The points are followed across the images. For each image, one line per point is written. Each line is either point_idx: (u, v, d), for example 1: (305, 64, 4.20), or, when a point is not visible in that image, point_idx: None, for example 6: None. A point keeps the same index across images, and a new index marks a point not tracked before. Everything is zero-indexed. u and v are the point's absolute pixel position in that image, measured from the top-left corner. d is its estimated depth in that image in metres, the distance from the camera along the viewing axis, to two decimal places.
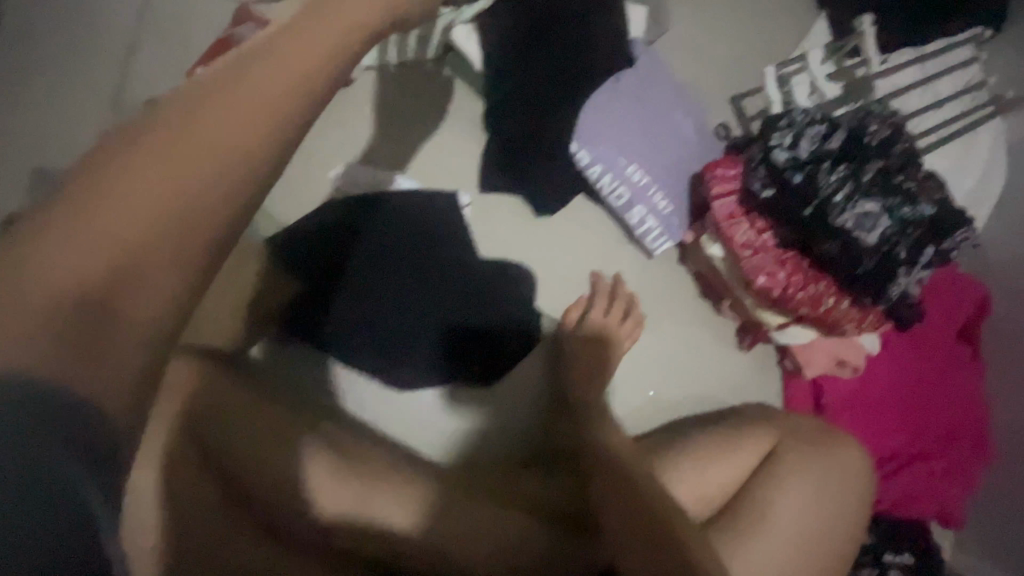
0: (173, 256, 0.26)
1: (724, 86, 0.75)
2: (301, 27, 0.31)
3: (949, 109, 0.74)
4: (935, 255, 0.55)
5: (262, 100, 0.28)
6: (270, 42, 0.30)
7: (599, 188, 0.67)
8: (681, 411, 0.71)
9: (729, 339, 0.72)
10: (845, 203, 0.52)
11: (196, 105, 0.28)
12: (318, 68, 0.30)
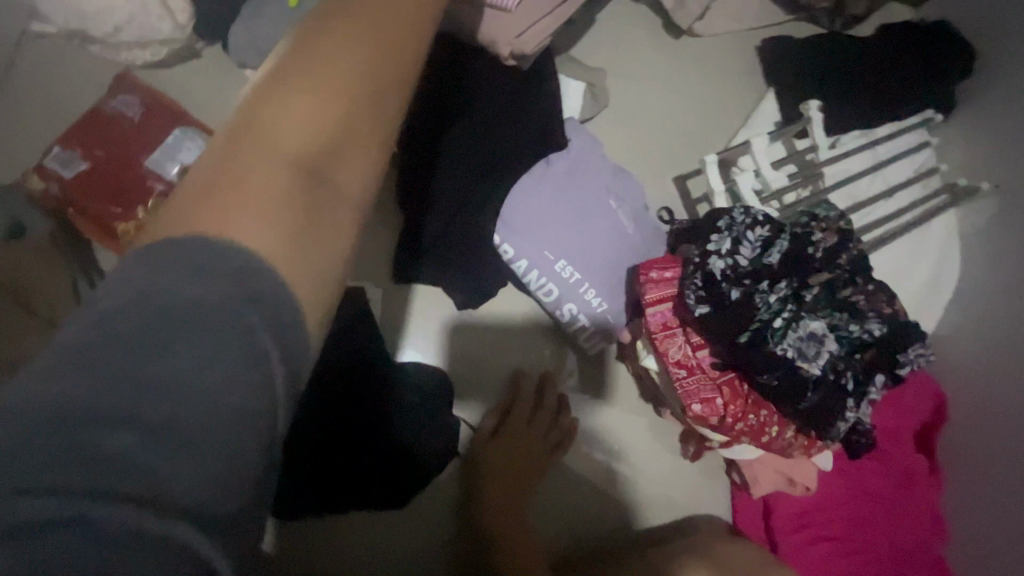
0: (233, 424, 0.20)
1: (667, 168, 0.71)
2: (293, 130, 0.27)
3: (901, 198, 0.71)
4: (884, 379, 0.50)
5: (290, 207, 0.25)
6: (279, 152, 0.26)
7: (526, 283, 0.60)
8: (617, 529, 0.63)
9: (672, 445, 0.66)
10: (787, 327, 0.46)
11: (227, 223, 0.24)
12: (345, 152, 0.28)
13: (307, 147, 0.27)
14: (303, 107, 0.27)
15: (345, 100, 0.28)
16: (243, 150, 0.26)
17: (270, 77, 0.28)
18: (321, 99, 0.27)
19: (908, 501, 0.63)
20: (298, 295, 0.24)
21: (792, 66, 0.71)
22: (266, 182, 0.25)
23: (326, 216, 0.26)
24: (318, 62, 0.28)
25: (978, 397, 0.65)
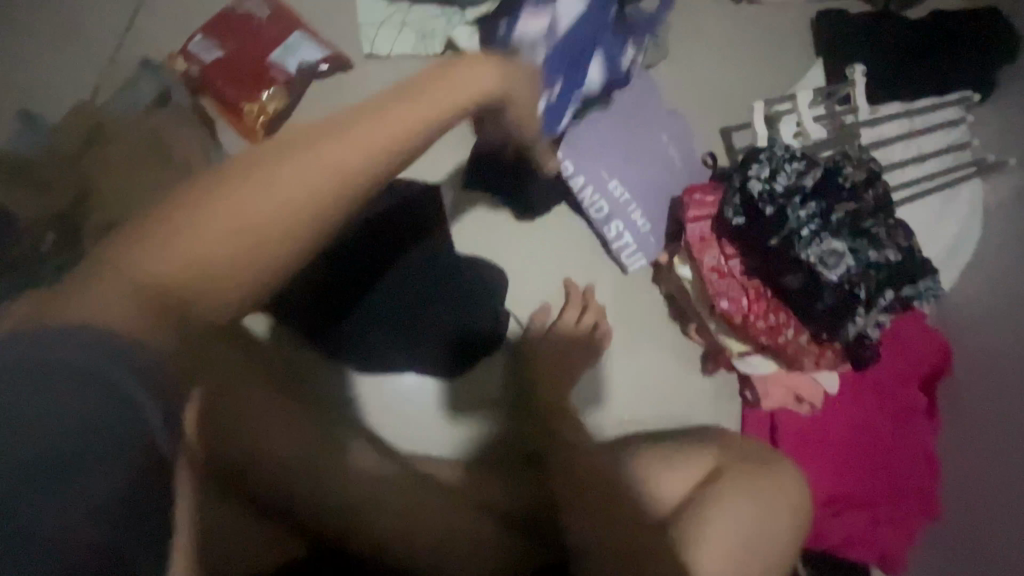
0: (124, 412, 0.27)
1: (716, 118, 0.77)
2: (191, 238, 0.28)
3: (929, 165, 0.76)
4: (894, 300, 0.57)
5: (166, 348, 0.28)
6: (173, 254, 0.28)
7: (581, 200, 0.67)
8: (638, 429, 0.71)
9: (694, 364, 0.72)
10: (812, 238, 0.53)
11: (130, 241, 0.27)
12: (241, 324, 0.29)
13: (254, 206, 0.28)
14: (238, 216, 0.28)
15: (265, 219, 0.28)
16: (171, 216, 0.28)
17: (243, 156, 0.30)
18: (239, 210, 0.28)
19: (907, 434, 0.69)
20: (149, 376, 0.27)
21: (844, 35, 0.77)
22: (183, 236, 0.27)
23: (212, 272, 0.29)
24: (283, 155, 0.29)
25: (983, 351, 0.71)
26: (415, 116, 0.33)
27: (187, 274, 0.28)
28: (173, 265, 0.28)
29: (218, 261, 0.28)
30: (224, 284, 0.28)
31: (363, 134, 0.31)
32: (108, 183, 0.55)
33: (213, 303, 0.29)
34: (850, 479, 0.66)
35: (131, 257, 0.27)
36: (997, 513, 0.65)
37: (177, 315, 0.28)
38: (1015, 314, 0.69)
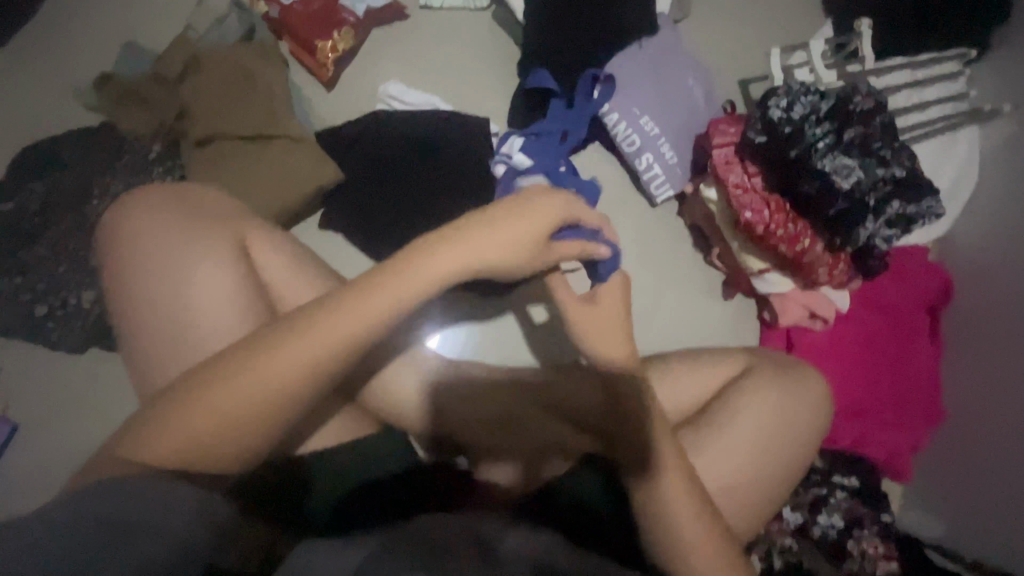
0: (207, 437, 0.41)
1: (735, 70, 0.84)
2: (243, 353, 0.42)
3: (932, 113, 0.83)
4: (901, 211, 0.64)
5: (232, 414, 0.41)
6: (226, 357, 0.43)
7: (614, 135, 0.74)
8: (667, 346, 0.77)
9: (716, 291, 0.79)
10: (824, 153, 0.61)
11: (193, 393, 0.41)
12: (285, 391, 0.42)
13: (256, 385, 0.41)
14: (269, 373, 0.42)
15: (286, 386, 0.42)
16: (234, 361, 0.42)
17: (245, 349, 0.43)
18: (269, 377, 0.42)
19: (915, 351, 0.74)
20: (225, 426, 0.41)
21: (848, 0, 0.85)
22: (220, 392, 0.41)
23: (243, 420, 0.42)
24: (297, 330, 0.43)
25: (981, 279, 0.79)
26: (426, 271, 0.45)
27: (213, 436, 0.41)
28: (234, 381, 0.41)
29: (243, 404, 0.41)
30: (240, 447, 0.42)
31: (367, 303, 0.43)
32: (202, 109, 0.63)
33: (262, 398, 0.42)
34: (861, 389, 0.72)
35: (211, 379, 0.42)
36: (993, 418, 0.72)
37: (229, 389, 0.41)
38: (1009, 244, 0.76)
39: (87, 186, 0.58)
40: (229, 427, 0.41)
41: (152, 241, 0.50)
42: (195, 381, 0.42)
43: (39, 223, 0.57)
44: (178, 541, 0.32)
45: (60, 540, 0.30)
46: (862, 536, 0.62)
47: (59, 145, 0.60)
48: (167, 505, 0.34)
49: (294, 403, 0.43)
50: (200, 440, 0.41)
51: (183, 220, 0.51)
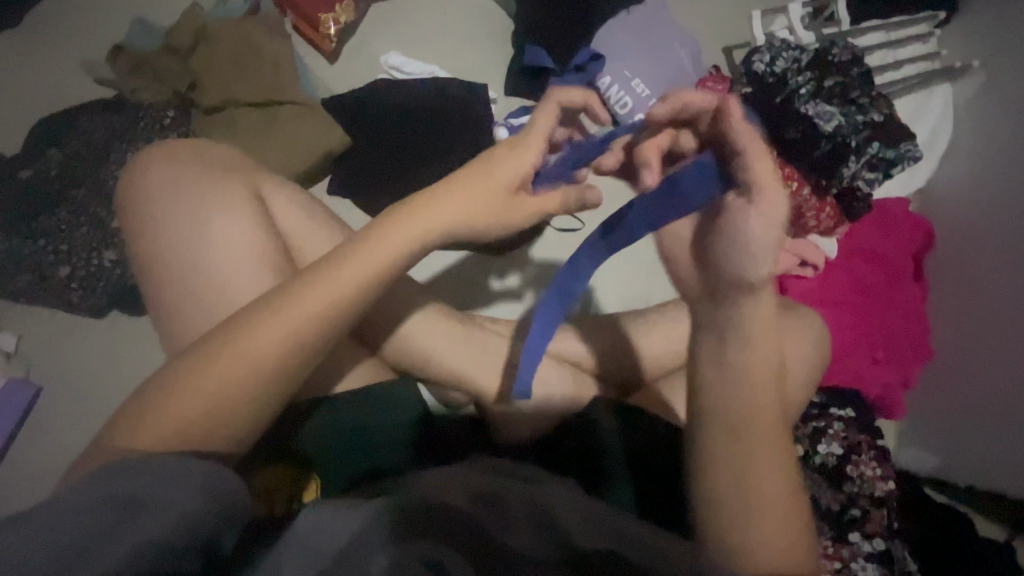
0: (208, 410, 0.39)
1: (719, 38, 0.88)
2: (240, 324, 0.41)
3: (906, 72, 0.87)
4: (882, 155, 0.68)
5: (230, 384, 0.40)
6: (222, 329, 0.41)
7: (607, 98, 0.77)
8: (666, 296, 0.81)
9: None
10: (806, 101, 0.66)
11: (190, 368, 0.40)
12: (282, 354, 0.41)
13: (238, 368, 0.40)
14: (245, 351, 0.40)
15: (265, 363, 0.40)
16: (230, 333, 0.41)
17: (244, 320, 0.41)
18: (247, 358, 0.40)
19: (903, 293, 0.78)
20: (225, 398, 0.40)
21: None
22: (201, 377, 0.40)
23: (243, 392, 0.40)
24: (270, 310, 0.41)
25: (959, 227, 0.83)
26: (397, 237, 0.43)
27: (211, 410, 0.39)
28: (231, 351, 0.40)
29: (222, 392, 0.40)
30: (224, 438, 0.40)
31: (335, 281, 0.42)
32: (210, 78, 0.65)
33: (261, 364, 0.40)
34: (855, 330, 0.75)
35: (189, 366, 0.40)
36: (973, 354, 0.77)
37: (225, 359, 0.40)
38: (983, 192, 0.80)
39: (105, 153, 0.62)
40: (229, 398, 0.40)
41: (171, 193, 0.52)
42: (176, 367, 0.41)
43: (62, 188, 0.61)
44: (176, 520, 0.33)
45: (83, 511, 0.32)
46: (859, 461, 0.67)
47: (76, 115, 0.63)
48: (183, 475, 0.35)
49: (294, 366, 0.42)
50: (199, 415, 0.39)
51: (200, 172, 0.54)
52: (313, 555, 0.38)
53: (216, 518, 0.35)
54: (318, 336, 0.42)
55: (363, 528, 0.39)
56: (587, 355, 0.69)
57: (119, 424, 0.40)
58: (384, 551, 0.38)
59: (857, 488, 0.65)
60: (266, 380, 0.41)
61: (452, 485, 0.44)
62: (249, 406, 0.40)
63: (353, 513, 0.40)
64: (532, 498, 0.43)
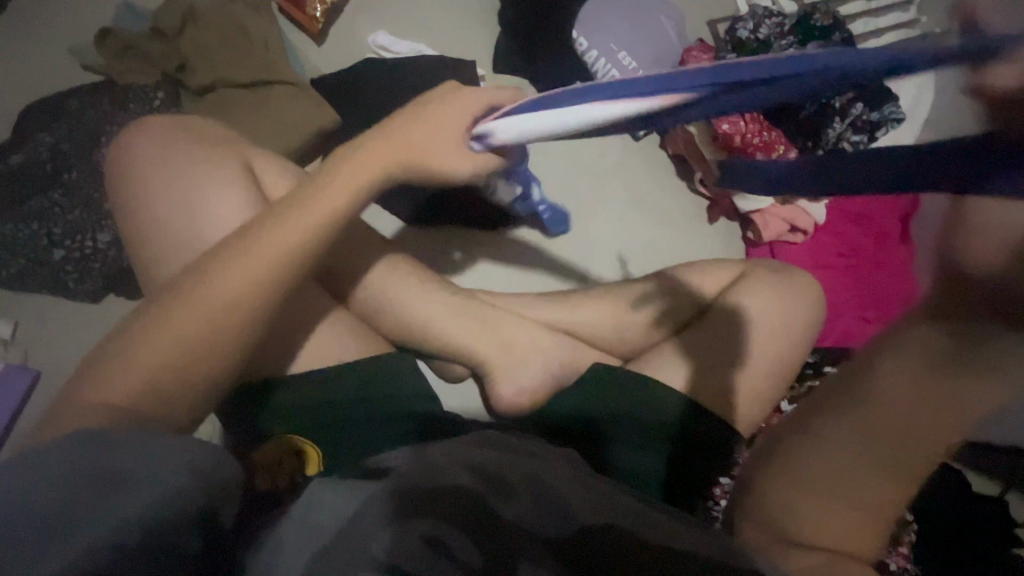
0: (162, 366, 0.39)
1: (704, 11, 0.89)
2: (196, 280, 0.42)
3: (887, 39, 0.89)
4: (865, 115, 0.70)
5: (182, 338, 0.40)
6: (175, 285, 0.42)
7: (595, 72, 0.78)
8: (661, 264, 0.82)
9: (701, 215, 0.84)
10: None
11: (147, 326, 0.40)
12: (239, 305, 0.42)
13: (208, 309, 0.41)
14: (215, 295, 0.41)
15: (235, 304, 0.42)
16: (184, 290, 0.41)
17: (196, 274, 0.42)
18: (217, 299, 0.41)
19: (891, 254, 0.79)
20: (177, 355, 0.40)
21: None
22: (171, 324, 0.40)
23: (198, 348, 0.40)
24: (237, 252, 0.43)
25: None
26: (354, 179, 0.47)
27: (166, 369, 0.39)
28: (184, 305, 0.41)
29: (193, 336, 0.40)
30: (194, 387, 0.41)
31: (288, 230, 0.44)
32: (195, 60, 0.66)
33: (216, 316, 0.41)
34: (843, 292, 0.77)
35: (158, 315, 0.40)
36: None
37: (180, 314, 0.40)
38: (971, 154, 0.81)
39: (95, 133, 0.63)
40: (183, 351, 0.40)
41: (159, 163, 0.52)
42: (146, 316, 0.41)
43: (55, 171, 0.62)
44: (169, 494, 0.32)
45: (66, 485, 0.30)
46: None
47: (67, 101, 0.64)
48: (167, 447, 0.34)
49: (250, 318, 0.42)
50: (154, 373, 0.39)
51: (189, 146, 0.54)
52: (318, 528, 0.39)
53: (209, 488, 0.34)
54: (275, 285, 0.43)
55: (361, 508, 0.40)
56: (583, 324, 0.69)
57: (85, 382, 0.38)
58: (387, 526, 0.39)
59: None
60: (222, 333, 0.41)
61: (450, 459, 0.46)
62: (208, 362, 0.41)
63: (355, 494, 0.42)
64: (537, 474, 0.47)
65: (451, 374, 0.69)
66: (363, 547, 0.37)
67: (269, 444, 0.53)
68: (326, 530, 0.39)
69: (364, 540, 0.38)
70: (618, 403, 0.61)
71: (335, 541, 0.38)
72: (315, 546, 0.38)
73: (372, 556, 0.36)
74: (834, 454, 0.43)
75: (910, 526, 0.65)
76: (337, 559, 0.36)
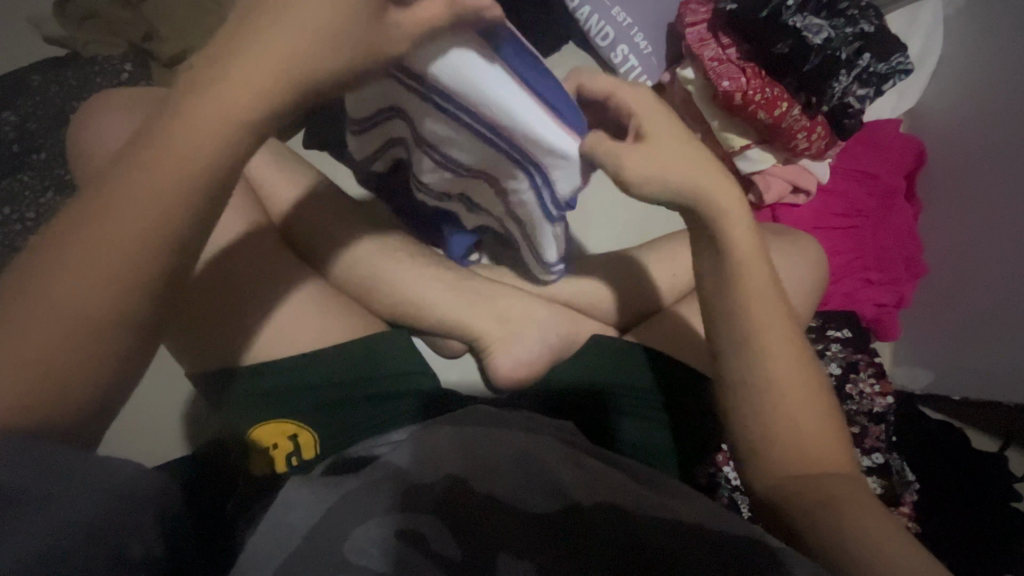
0: (45, 343, 0.33)
1: None
2: (65, 234, 0.34)
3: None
4: (873, 65, 0.67)
5: (69, 308, 0.33)
6: (46, 248, 0.34)
7: (588, 31, 0.74)
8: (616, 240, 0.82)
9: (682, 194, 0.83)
10: (796, 10, 0.64)
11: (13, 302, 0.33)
12: (123, 257, 0.33)
13: (82, 268, 0.33)
14: (90, 246, 0.33)
15: (117, 260, 0.33)
16: (54, 248, 0.34)
17: (72, 224, 0.34)
18: (92, 252, 0.33)
19: (893, 214, 0.78)
20: (55, 326, 0.33)
21: None
22: (48, 288, 0.33)
23: (79, 315, 0.33)
24: (96, 199, 0.34)
25: (955, 145, 0.81)
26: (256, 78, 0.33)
27: (48, 343, 0.33)
28: (67, 265, 0.33)
29: (77, 305, 0.33)
30: (80, 366, 0.34)
31: (160, 158, 0.33)
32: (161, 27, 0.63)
33: (105, 274, 0.33)
34: (848, 255, 0.75)
35: (30, 278, 0.33)
36: (973, 272, 0.77)
37: (62, 280, 0.33)
38: (982, 105, 0.78)
39: (64, 112, 0.61)
40: (69, 324, 0.33)
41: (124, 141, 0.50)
42: (28, 276, 0.34)
43: (26, 152, 0.60)
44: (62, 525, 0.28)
45: None
46: (859, 379, 0.68)
47: (31, 77, 0.62)
48: (56, 468, 0.29)
49: (148, 269, 0.34)
50: (35, 351, 0.33)
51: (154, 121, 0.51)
52: (287, 532, 0.40)
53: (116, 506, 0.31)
54: (159, 229, 0.34)
55: (334, 507, 0.42)
56: (579, 293, 0.67)
57: None
58: (369, 521, 0.41)
59: (857, 406, 0.67)
60: (111, 294, 0.33)
61: (436, 457, 0.48)
62: (104, 330, 0.34)
63: (328, 493, 0.44)
64: (524, 450, 0.51)
65: (446, 348, 0.68)
66: (335, 546, 0.39)
67: (255, 431, 0.51)
68: (297, 532, 0.40)
69: (340, 538, 0.40)
70: (616, 375, 0.60)
71: (314, 534, 0.40)
72: (286, 551, 0.39)
73: (349, 559, 0.38)
74: (790, 366, 0.49)
75: (912, 486, 0.65)
76: (310, 560, 0.38)
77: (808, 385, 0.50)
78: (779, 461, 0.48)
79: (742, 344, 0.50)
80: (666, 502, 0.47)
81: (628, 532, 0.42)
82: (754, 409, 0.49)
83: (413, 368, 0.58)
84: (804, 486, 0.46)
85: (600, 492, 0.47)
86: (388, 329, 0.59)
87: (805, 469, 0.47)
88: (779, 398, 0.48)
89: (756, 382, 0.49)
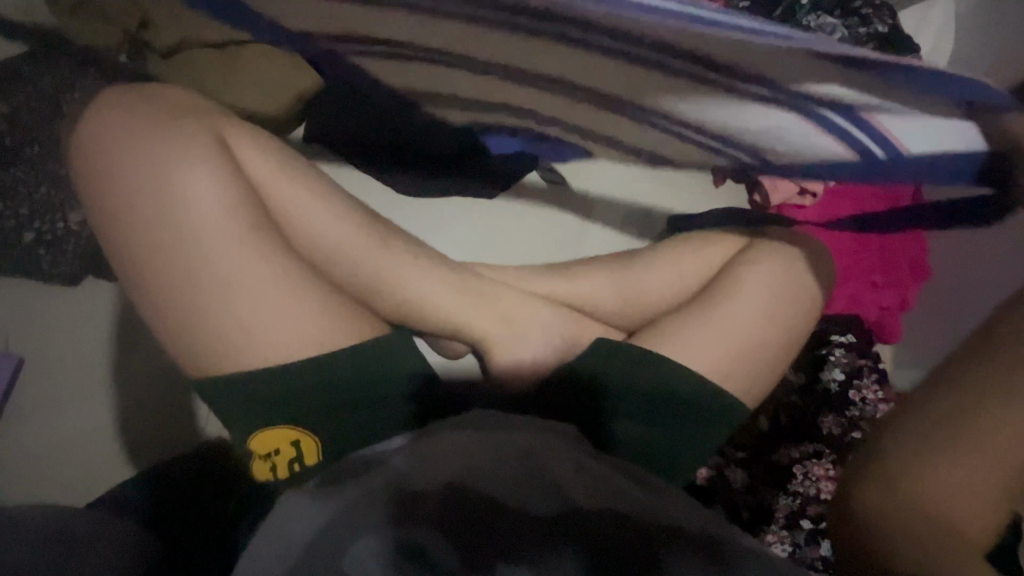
0: None
1: None
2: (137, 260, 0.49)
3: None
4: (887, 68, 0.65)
5: (163, 297, 0.49)
6: (149, 279, 0.49)
7: None
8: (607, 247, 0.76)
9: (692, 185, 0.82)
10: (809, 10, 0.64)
11: (158, 302, 0.50)
12: (144, 269, 0.49)
13: (151, 287, 0.49)
14: (147, 278, 0.49)
15: (145, 261, 0.49)
16: (150, 278, 0.49)
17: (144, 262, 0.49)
18: (144, 269, 0.49)
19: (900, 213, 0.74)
20: (169, 325, 0.50)
21: None
22: (152, 292, 0.49)
23: None
24: (132, 235, 0.49)
25: None
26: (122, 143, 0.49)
27: (169, 323, 0.50)
28: (154, 283, 0.49)
29: (154, 299, 0.50)
30: (176, 338, 0.50)
31: (104, 207, 0.49)
32: None
33: (151, 287, 0.49)
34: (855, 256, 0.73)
35: (150, 293, 0.50)
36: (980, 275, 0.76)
37: (157, 285, 0.49)
38: None
39: (58, 102, 0.61)
40: (168, 314, 0.50)
41: (122, 136, 0.49)
42: (145, 292, 0.50)
43: (20, 145, 0.60)
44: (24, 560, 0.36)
45: None
46: (861, 386, 0.69)
47: (26, 67, 0.61)
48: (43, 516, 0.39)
49: (147, 277, 0.49)
50: None
51: (152, 117, 0.50)
52: (288, 544, 0.42)
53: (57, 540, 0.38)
54: (135, 248, 0.49)
55: (334, 518, 0.43)
56: (583, 295, 0.67)
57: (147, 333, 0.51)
58: (366, 532, 0.42)
59: (861, 412, 0.68)
60: (139, 297, 0.50)
61: (443, 457, 0.49)
62: None
63: (329, 504, 0.45)
64: (526, 452, 0.50)
65: (448, 348, 0.67)
66: (335, 558, 0.40)
67: (256, 436, 0.51)
68: (295, 545, 0.42)
69: (339, 549, 0.41)
70: (623, 379, 0.60)
71: (314, 545, 0.42)
72: (286, 562, 0.41)
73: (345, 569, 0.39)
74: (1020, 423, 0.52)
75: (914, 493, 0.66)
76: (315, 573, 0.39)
77: (981, 453, 0.52)
78: (917, 497, 0.52)
79: (971, 375, 0.55)
80: (662, 507, 0.48)
81: (632, 553, 0.42)
82: (915, 449, 0.54)
83: (417, 369, 0.56)
84: (927, 533, 0.50)
85: (601, 496, 0.47)
86: (388, 330, 0.57)
87: (951, 532, 0.50)
88: (975, 443, 0.52)
89: (961, 413, 0.54)
